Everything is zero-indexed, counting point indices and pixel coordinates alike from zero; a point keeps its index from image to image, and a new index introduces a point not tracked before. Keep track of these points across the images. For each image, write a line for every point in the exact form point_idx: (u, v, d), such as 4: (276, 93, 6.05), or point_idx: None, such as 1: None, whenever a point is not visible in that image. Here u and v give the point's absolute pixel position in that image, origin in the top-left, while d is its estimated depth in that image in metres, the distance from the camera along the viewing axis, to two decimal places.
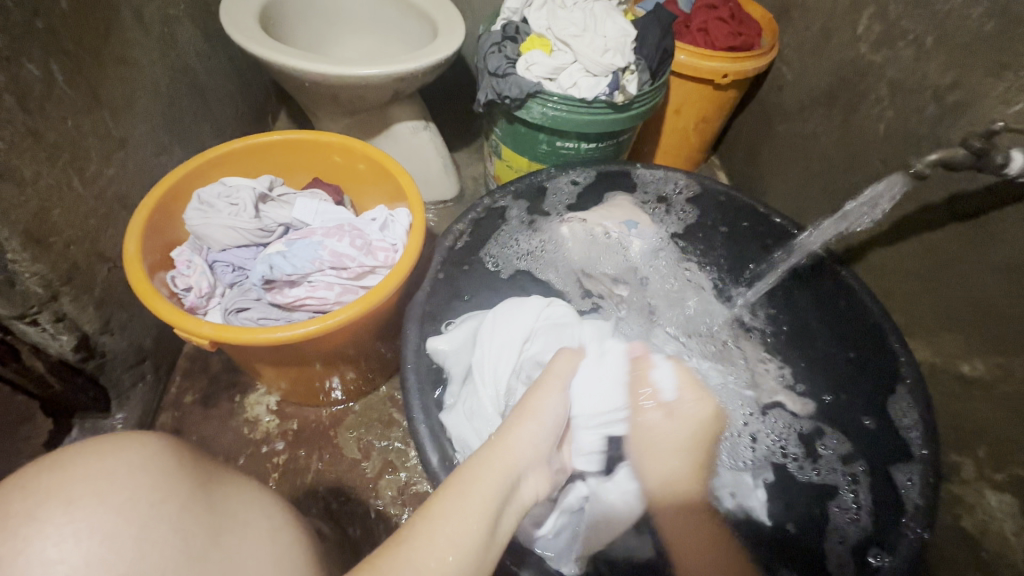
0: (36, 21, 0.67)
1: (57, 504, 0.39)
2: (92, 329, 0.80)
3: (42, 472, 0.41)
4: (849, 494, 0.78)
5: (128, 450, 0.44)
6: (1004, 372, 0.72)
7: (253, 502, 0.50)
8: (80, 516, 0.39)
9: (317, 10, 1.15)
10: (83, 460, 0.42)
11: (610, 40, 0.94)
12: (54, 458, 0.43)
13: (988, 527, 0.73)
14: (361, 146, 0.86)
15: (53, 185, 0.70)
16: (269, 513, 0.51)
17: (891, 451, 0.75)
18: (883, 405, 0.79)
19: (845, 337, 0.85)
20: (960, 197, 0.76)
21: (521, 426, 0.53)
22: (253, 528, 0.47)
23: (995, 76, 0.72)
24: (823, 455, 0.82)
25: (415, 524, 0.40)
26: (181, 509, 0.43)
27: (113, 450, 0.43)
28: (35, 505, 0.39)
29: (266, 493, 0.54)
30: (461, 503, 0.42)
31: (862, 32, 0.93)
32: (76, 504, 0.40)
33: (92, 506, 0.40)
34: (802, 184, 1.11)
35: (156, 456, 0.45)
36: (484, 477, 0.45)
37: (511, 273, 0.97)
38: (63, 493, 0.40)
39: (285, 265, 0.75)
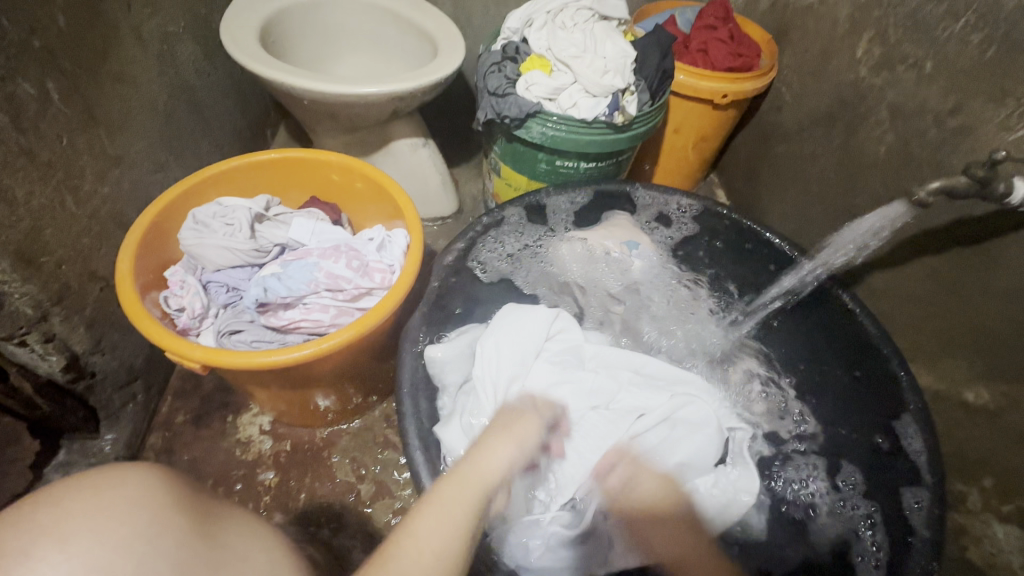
0: (33, 40, 0.67)
1: (52, 541, 0.38)
2: (82, 349, 0.79)
3: (36, 506, 0.40)
4: (869, 532, 0.75)
5: (125, 484, 0.43)
6: (1011, 402, 0.72)
7: (252, 535, 0.49)
8: (76, 553, 0.38)
9: (317, 28, 1.15)
10: (79, 494, 0.41)
11: (611, 61, 0.94)
12: (48, 492, 0.41)
13: (995, 561, 0.71)
14: (359, 165, 0.85)
15: (45, 205, 0.69)
16: (267, 547, 0.49)
17: (899, 475, 0.73)
18: (884, 432, 0.77)
19: (848, 362, 0.84)
20: (963, 223, 0.75)
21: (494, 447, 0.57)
22: (251, 565, 0.46)
23: (996, 103, 0.72)
24: (846, 490, 0.80)
25: (394, 542, 0.46)
26: (178, 545, 0.42)
27: (109, 483, 0.42)
28: (28, 542, 0.38)
29: (265, 525, 0.53)
30: (441, 513, 0.48)
31: (861, 55, 0.93)
32: (71, 540, 0.38)
33: (89, 543, 0.39)
34: (802, 204, 1.11)
35: (152, 488, 0.44)
36: (458, 496, 0.50)
37: (493, 277, 0.94)
38: (57, 529, 0.38)
39: (280, 287, 0.74)
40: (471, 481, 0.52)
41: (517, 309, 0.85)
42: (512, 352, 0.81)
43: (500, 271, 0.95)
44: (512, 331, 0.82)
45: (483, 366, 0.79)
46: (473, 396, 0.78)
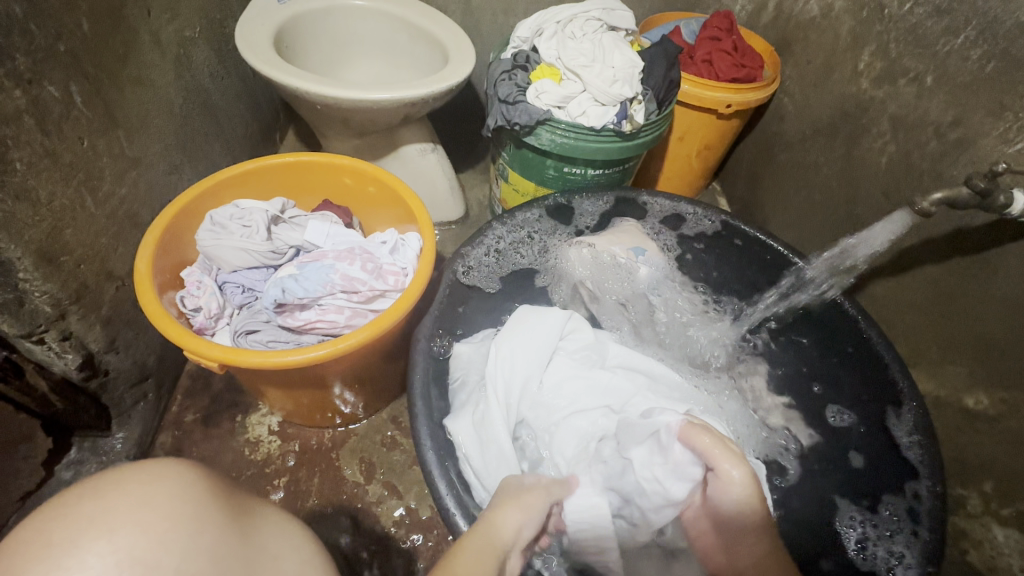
0: (59, 44, 0.69)
1: (99, 532, 0.39)
2: (97, 347, 0.80)
3: (82, 496, 0.41)
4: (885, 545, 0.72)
5: (166, 479, 0.44)
6: (1010, 408, 0.74)
7: (282, 535, 0.50)
8: (121, 545, 0.39)
9: (329, 34, 1.17)
10: (123, 487, 0.42)
11: (619, 71, 0.96)
12: (91, 484, 0.42)
13: (995, 563, 0.73)
14: (372, 169, 0.86)
15: (67, 206, 0.71)
16: (297, 547, 0.50)
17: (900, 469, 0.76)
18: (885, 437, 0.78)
19: (851, 368, 0.85)
20: (963, 232, 0.77)
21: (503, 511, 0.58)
22: (284, 565, 0.46)
23: (995, 117, 0.75)
24: (887, 511, 0.74)
25: None
26: (217, 540, 0.43)
27: (151, 477, 0.43)
28: (77, 532, 0.39)
29: (292, 523, 0.53)
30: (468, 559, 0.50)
31: (863, 68, 0.95)
32: (118, 532, 0.39)
33: (134, 536, 0.39)
34: (804, 213, 1.13)
35: (191, 484, 0.45)
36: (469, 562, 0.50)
37: (473, 278, 0.91)
38: (104, 520, 0.39)
39: (297, 288, 0.75)
40: (489, 541, 0.53)
41: (534, 309, 0.87)
42: (528, 353, 0.82)
43: (484, 273, 0.93)
44: (528, 332, 0.84)
45: (497, 367, 0.80)
46: (485, 391, 0.79)
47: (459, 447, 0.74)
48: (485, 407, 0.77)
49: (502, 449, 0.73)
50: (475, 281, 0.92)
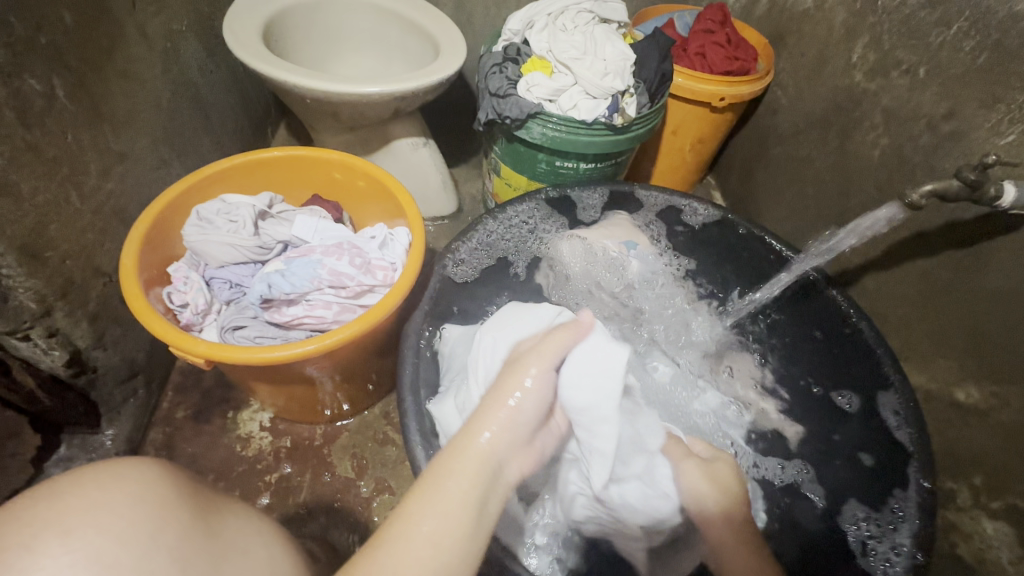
0: (40, 37, 0.68)
1: (56, 535, 0.38)
2: (85, 344, 0.79)
3: (39, 499, 0.40)
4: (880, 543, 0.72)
5: (126, 478, 0.43)
6: (1001, 402, 0.74)
7: (251, 531, 0.50)
8: (78, 547, 0.38)
9: (319, 27, 1.15)
10: (81, 488, 0.41)
11: (611, 64, 0.95)
12: (49, 486, 0.42)
13: (984, 556, 0.73)
14: (361, 164, 0.86)
15: (51, 201, 0.70)
16: (265, 543, 0.50)
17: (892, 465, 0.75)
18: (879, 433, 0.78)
19: (843, 365, 0.85)
20: (956, 225, 0.77)
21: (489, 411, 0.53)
22: (253, 560, 0.47)
23: (988, 109, 0.74)
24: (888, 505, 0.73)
25: (393, 525, 0.44)
26: (179, 540, 0.42)
27: (111, 478, 0.43)
28: (32, 534, 0.38)
29: (261, 519, 0.53)
30: (439, 504, 0.45)
31: (856, 60, 0.94)
32: (74, 534, 0.39)
33: (91, 538, 0.39)
34: (798, 207, 1.12)
35: (152, 484, 0.44)
36: (457, 468, 0.48)
37: (465, 277, 0.90)
38: (60, 523, 0.39)
39: (283, 284, 0.75)
40: (469, 458, 0.49)
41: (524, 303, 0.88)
42: None
43: (475, 270, 0.92)
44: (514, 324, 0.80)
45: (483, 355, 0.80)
46: (466, 378, 0.77)
47: (443, 432, 0.74)
48: (468, 393, 0.75)
49: None
50: (464, 276, 0.91)
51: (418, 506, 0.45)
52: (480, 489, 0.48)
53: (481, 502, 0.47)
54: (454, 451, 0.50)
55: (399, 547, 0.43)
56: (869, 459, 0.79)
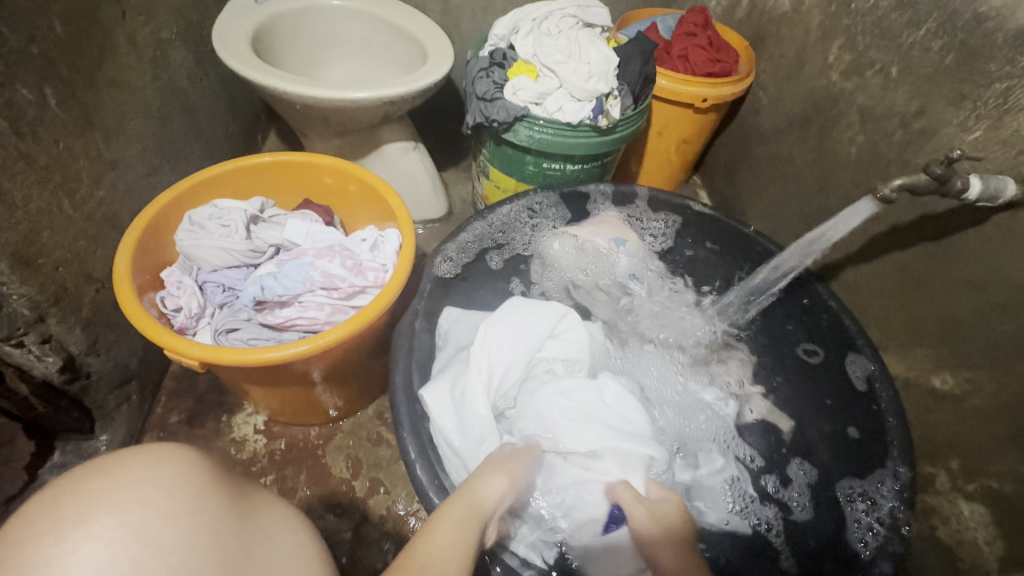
0: (32, 47, 0.69)
1: (105, 508, 0.40)
2: (78, 350, 0.80)
3: (89, 475, 0.42)
4: (865, 515, 0.74)
5: (168, 460, 0.44)
6: (973, 386, 0.76)
7: (281, 517, 0.51)
8: (127, 520, 0.40)
9: (308, 35, 1.17)
10: (129, 466, 0.43)
11: (595, 67, 0.98)
12: (97, 464, 0.43)
13: (962, 537, 0.75)
14: (351, 167, 0.87)
15: (43, 208, 0.71)
16: (293, 530, 0.50)
17: (873, 450, 0.77)
18: (872, 418, 0.78)
19: (816, 341, 0.89)
20: (929, 219, 0.80)
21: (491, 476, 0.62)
22: (282, 546, 0.47)
23: (955, 106, 0.77)
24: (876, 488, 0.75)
25: (417, 543, 0.50)
26: (218, 520, 0.43)
27: (153, 459, 0.44)
28: (86, 507, 0.39)
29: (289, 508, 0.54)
30: (446, 528, 0.52)
31: (833, 61, 0.97)
32: (124, 509, 0.40)
33: (139, 514, 0.40)
34: (780, 204, 1.15)
35: (192, 466, 0.45)
36: (466, 514, 0.55)
37: (453, 274, 0.92)
38: (111, 498, 0.40)
39: (276, 286, 0.76)
40: (472, 505, 0.56)
41: (527, 301, 0.88)
42: (515, 339, 0.83)
43: (461, 265, 0.93)
44: (512, 320, 0.85)
45: (485, 346, 0.81)
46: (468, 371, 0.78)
47: (435, 420, 0.74)
48: (466, 382, 0.76)
49: (483, 432, 0.73)
50: (452, 272, 0.92)
51: (442, 533, 0.51)
52: (478, 530, 0.54)
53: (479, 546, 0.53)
54: (459, 497, 0.57)
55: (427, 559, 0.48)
56: (856, 433, 0.80)
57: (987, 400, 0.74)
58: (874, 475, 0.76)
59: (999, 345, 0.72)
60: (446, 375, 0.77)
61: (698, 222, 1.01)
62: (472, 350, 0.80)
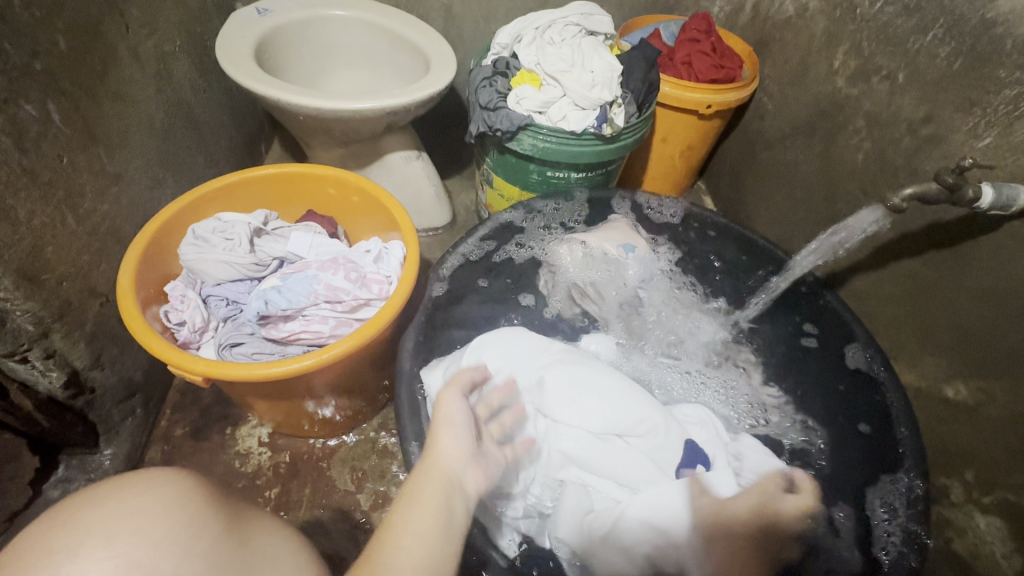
0: (35, 63, 0.69)
1: (99, 539, 0.39)
2: (82, 364, 0.79)
3: (82, 506, 0.41)
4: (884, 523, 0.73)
5: (162, 484, 0.44)
6: (987, 397, 0.75)
7: (279, 539, 0.50)
8: (120, 551, 0.39)
9: (311, 45, 1.17)
10: (122, 494, 0.42)
11: (598, 75, 0.97)
12: (91, 492, 0.42)
13: (978, 551, 0.74)
14: (355, 178, 0.87)
15: (46, 223, 0.71)
16: (291, 551, 0.50)
17: (875, 444, 0.79)
18: (889, 413, 0.78)
19: (818, 330, 0.90)
20: (939, 226, 0.79)
21: (440, 436, 0.57)
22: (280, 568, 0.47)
23: (964, 112, 0.76)
24: (890, 490, 0.74)
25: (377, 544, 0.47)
26: (213, 546, 0.43)
27: (147, 485, 0.43)
28: (78, 539, 0.39)
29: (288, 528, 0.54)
30: (410, 508, 0.50)
31: (838, 67, 0.96)
32: (116, 539, 0.39)
33: (133, 543, 0.39)
34: (787, 210, 1.14)
35: (187, 490, 0.45)
36: (422, 486, 0.52)
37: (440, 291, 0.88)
38: (103, 528, 0.40)
39: (280, 300, 0.76)
40: (425, 474, 0.53)
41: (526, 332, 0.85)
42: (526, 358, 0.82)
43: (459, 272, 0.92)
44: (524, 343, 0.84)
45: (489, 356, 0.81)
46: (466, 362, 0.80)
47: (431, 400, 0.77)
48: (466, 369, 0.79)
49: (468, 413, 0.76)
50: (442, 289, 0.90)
51: (400, 520, 0.49)
52: (439, 501, 0.51)
53: (443, 511, 0.51)
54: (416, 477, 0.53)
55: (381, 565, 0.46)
56: (866, 429, 0.80)
57: (1001, 411, 0.73)
58: (887, 478, 0.75)
59: (1013, 354, 0.71)
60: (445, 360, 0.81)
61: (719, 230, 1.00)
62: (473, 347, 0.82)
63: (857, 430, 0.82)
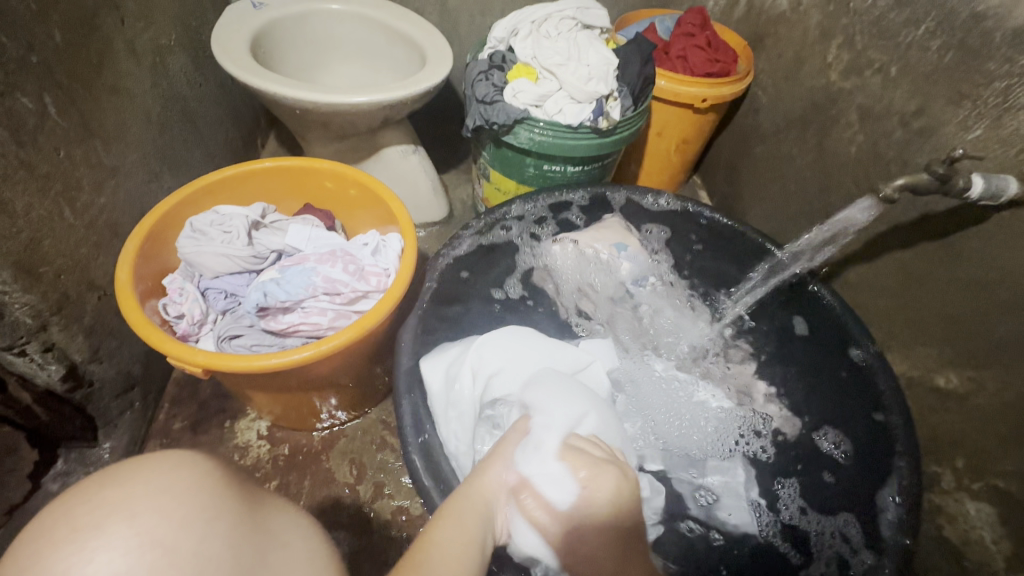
0: (31, 55, 0.69)
1: (123, 516, 0.39)
2: (80, 358, 0.80)
3: (105, 482, 0.41)
4: (889, 506, 0.71)
5: (183, 467, 0.44)
6: (976, 385, 0.76)
7: (293, 523, 0.50)
8: (144, 529, 0.39)
9: (307, 39, 1.17)
10: (145, 475, 0.42)
11: (595, 68, 0.98)
12: (113, 471, 0.42)
13: (968, 536, 0.75)
14: (352, 172, 0.87)
15: (44, 216, 0.71)
16: (307, 535, 0.50)
17: (869, 438, 0.78)
18: (897, 399, 0.76)
19: (806, 313, 0.91)
20: (931, 217, 0.79)
21: (493, 465, 0.61)
22: (293, 553, 0.47)
23: (955, 105, 0.77)
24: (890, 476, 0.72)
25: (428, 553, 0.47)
26: (231, 528, 0.43)
27: (170, 466, 0.43)
28: (102, 516, 0.39)
29: (302, 510, 0.54)
30: (458, 525, 0.52)
31: (832, 60, 0.97)
32: (139, 518, 0.40)
33: (156, 522, 0.40)
34: (780, 203, 1.15)
35: (207, 473, 0.45)
36: (468, 506, 0.55)
37: (434, 280, 0.87)
38: (126, 506, 0.40)
39: (279, 292, 0.76)
40: (475, 500, 0.57)
41: (522, 334, 0.84)
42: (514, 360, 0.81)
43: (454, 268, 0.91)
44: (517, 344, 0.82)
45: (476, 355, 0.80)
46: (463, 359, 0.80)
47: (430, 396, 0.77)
48: (462, 365, 0.79)
49: (463, 408, 0.77)
50: (432, 281, 0.87)
51: (445, 534, 0.50)
52: (481, 526, 0.54)
53: (484, 537, 0.53)
54: (463, 495, 0.57)
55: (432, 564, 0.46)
56: (880, 416, 0.77)
57: (990, 399, 0.74)
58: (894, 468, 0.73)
59: (1002, 343, 0.72)
60: (448, 355, 0.81)
61: (712, 229, 1.00)
62: (471, 344, 0.82)
63: (873, 419, 0.78)
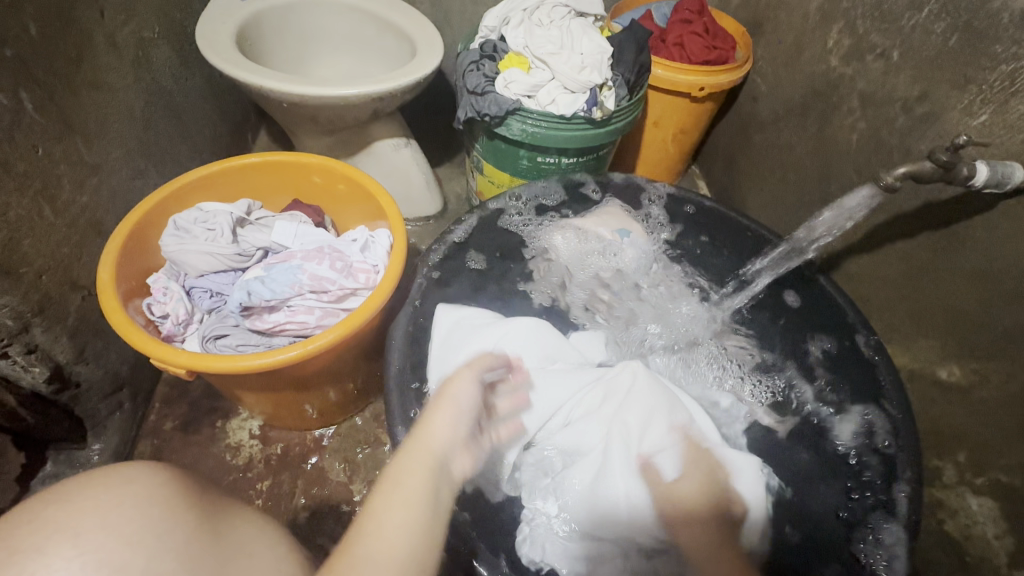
0: (6, 50, 0.67)
1: (66, 535, 0.38)
2: (65, 359, 0.78)
3: (46, 502, 0.40)
4: (896, 500, 0.69)
5: (133, 482, 0.43)
6: (981, 378, 0.74)
7: (262, 536, 0.50)
8: (90, 547, 0.38)
9: (295, 30, 1.15)
10: (90, 494, 0.41)
11: (587, 57, 0.96)
12: (59, 491, 0.41)
13: (970, 532, 0.74)
14: (341, 167, 0.85)
15: (23, 216, 0.69)
16: (273, 545, 0.49)
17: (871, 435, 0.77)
18: (899, 386, 0.76)
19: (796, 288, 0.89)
20: (936, 205, 0.77)
21: (438, 411, 0.56)
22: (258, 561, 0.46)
23: (959, 89, 0.74)
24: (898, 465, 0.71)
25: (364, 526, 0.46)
26: (189, 539, 0.42)
27: (119, 482, 0.42)
28: (44, 538, 0.38)
29: (271, 522, 0.53)
30: (400, 495, 0.48)
31: (832, 46, 0.94)
32: (84, 536, 0.38)
33: (103, 538, 0.39)
34: (780, 194, 1.13)
35: (161, 486, 0.44)
36: (414, 468, 0.50)
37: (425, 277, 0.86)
38: (71, 526, 0.39)
39: (263, 290, 0.75)
40: (420, 459, 0.51)
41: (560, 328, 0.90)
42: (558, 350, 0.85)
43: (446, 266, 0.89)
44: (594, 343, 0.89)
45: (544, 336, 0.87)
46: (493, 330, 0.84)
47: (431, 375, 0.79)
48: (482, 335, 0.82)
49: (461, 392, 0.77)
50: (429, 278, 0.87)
51: (383, 503, 0.47)
52: (429, 484, 0.50)
53: (431, 495, 0.49)
54: (408, 456, 0.52)
55: (369, 544, 0.44)
56: (892, 403, 0.74)
57: (996, 392, 0.72)
58: (899, 462, 0.71)
59: (1006, 334, 0.70)
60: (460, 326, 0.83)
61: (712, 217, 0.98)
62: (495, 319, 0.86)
63: (882, 405, 0.76)
